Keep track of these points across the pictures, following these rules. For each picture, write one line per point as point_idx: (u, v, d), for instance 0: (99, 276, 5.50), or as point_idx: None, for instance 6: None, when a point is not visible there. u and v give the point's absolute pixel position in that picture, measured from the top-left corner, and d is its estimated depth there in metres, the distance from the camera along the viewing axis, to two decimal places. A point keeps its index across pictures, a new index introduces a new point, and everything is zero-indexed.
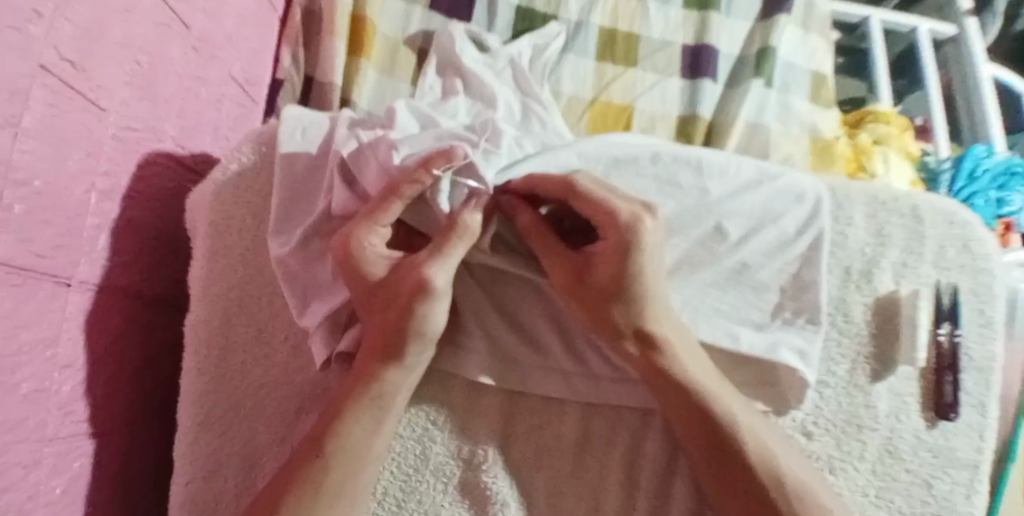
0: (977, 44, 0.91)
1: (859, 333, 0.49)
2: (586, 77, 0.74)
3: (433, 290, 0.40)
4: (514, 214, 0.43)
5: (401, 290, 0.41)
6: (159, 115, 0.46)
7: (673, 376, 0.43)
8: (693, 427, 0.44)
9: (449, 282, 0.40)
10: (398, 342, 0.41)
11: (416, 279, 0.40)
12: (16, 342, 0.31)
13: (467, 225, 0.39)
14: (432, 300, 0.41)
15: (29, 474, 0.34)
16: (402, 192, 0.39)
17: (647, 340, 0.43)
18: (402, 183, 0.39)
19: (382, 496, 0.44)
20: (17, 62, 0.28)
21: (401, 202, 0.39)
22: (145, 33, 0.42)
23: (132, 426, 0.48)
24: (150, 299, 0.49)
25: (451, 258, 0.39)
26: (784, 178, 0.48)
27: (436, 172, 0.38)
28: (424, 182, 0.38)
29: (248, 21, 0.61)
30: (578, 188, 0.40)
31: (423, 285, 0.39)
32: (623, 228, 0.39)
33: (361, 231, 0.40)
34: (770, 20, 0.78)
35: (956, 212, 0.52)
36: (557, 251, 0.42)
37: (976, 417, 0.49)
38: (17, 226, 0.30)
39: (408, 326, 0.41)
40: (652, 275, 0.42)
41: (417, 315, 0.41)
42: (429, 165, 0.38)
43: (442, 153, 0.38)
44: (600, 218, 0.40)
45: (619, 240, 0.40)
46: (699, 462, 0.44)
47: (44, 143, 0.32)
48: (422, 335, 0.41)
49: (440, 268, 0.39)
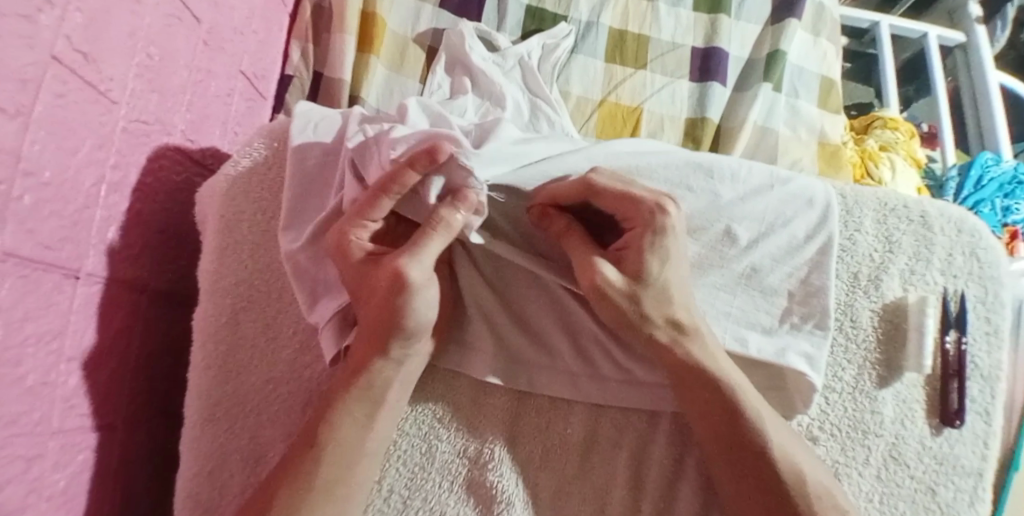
0: (986, 52, 0.90)
1: (867, 339, 0.49)
2: (596, 77, 0.74)
3: (409, 284, 0.40)
4: (547, 219, 0.43)
5: (379, 285, 0.40)
6: (168, 108, 0.45)
7: (694, 374, 0.43)
8: (709, 428, 0.44)
9: (426, 275, 0.40)
10: (385, 336, 0.41)
11: (392, 274, 0.39)
12: (21, 334, 0.31)
13: (444, 220, 0.39)
14: (409, 294, 0.40)
15: (30, 468, 0.34)
16: (389, 190, 0.39)
17: (674, 330, 0.43)
18: (389, 182, 0.38)
19: (387, 494, 0.44)
20: (23, 50, 0.28)
21: (390, 200, 0.39)
22: (154, 24, 0.42)
23: (135, 419, 0.47)
24: (157, 292, 0.49)
25: (429, 252, 0.40)
26: (795, 182, 0.48)
27: (421, 171, 0.38)
28: (410, 180, 0.38)
29: (259, 15, 0.61)
30: (604, 185, 0.41)
31: (399, 280, 0.39)
32: (646, 215, 0.40)
33: (352, 226, 0.41)
34: (781, 23, 0.78)
35: (965, 220, 0.52)
36: (584, 250, 0.42)
37: (981, 425, 0.49)
38: (24, 218, 0.30)
39: (391, 320, 0.41)
40: (673, 265, 0.42)
41: (399, 309, 0.41)
42: (414, 165, 0.37)
43: (426, 151, 0.37)
44: (622, 210, 0.41)
45: (645, 225, 0.41)
46: (721, 464, 0.44)
47: (52, 134, 0.32)
48: (404, 330, 0.41)
49: (414, 261, 0.39)
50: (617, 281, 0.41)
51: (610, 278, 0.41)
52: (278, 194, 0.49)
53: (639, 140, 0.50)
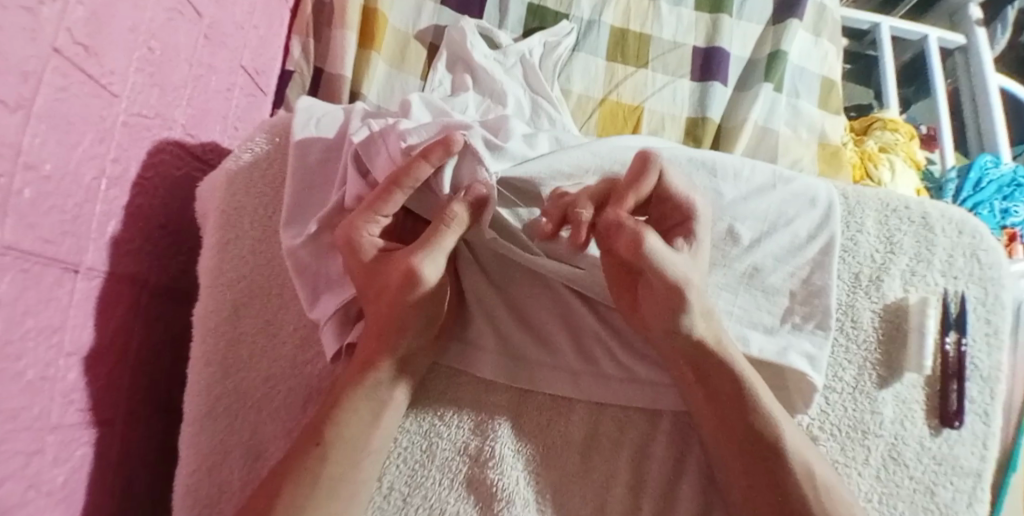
0: (986, 54, 0.91)
1: (868, 339, 0.49)
2: (597, 76, 0.74)
3: (422, 282, 0.40)
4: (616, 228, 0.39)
5: (391, 282, 0.40)
6: (169, 103, 0.45)
7: (701, 371, 0.44)
8: (714, 423, 0.44)
9: (437, 273, 0.41)
10: (393, 332, 0.42)
11: (404, 270, 0.40)
12: (22, 328, 0.31)
13: (457, 214, 0.39)
14: (419, 290, 0.41)
15: (29, 463, 0.33)
16: (402, 183, 0.39)
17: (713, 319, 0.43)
18: (402, 175, 0.38)
19: (387, 492, 0.43)
20: (25, 43, 0.28)
21: (402, 194, 0.39)
22: (155, 18, 0.41)
23: (134, 415, 0.47)
24: (157, 287, 0.49)
25: (441, 247, 0.40)
26: (798, 182, 0.48)
27: (435, 163, 0.38)
28: (423, 172, 0.38)
29: (260, 10, 0.60)
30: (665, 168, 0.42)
31: (411, 276, 0.40)
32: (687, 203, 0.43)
33: (362, 220, 0.41)
34: (782, 24, 0.78)
35: (967, 221, 0.52)
36: (665, 253, 0.39)
37: (980, 426, 0.49)
38: (24, 211, 0.30)
39: (399, 315, 0.41)
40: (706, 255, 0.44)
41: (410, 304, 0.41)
42: (428, 156, 0.38)
43: (440, 142, 0.38)
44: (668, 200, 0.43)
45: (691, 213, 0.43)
46: (729, 461, 0.44)
47: (52, 127, 0.32)
48: (413, 326, 0.42)
49: (428, 258, 0.40)
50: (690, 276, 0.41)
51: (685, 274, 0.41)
52: (279, 190, 0.48)
53: (636, 139, 0.49)
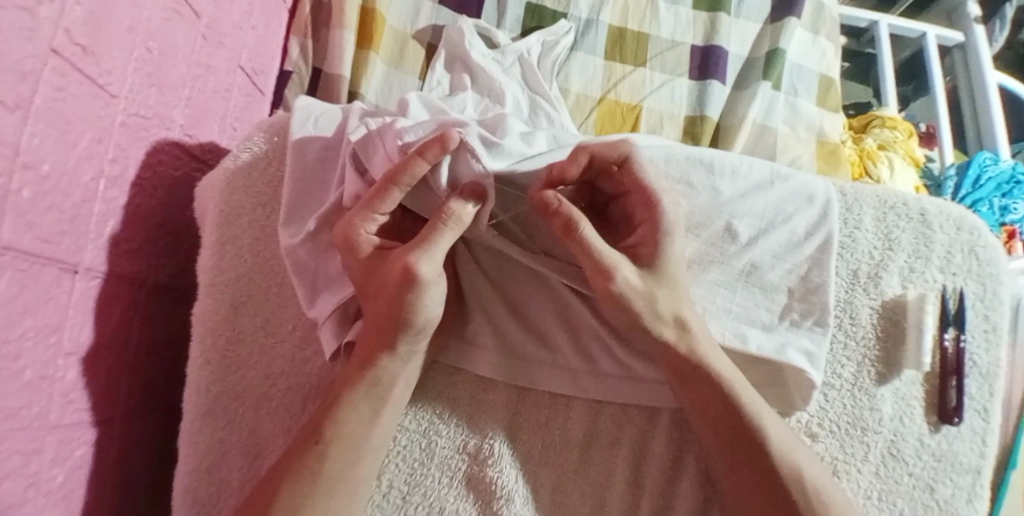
0: (984, 51, 0.91)
1: (867, 336, 0.49)
2: (596, 75, 0.74)
3: (420, 280, 0.40)
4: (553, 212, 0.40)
5: (389, 279, 0.40)
6: (167, 103, 0.45)
7: (698, 368, 0.43)
8: (711, 421, 0.44)
9: (436, 272, 0.41)
10: (392, 331, 0.42)
11: (402, 268, 0.40)
12: (20, 327, 0.31)
13: (453, 213, 0.39)
14: (417, 289, 0.40)
15: (29, 462, 0.34)
16: (398, 181, 0.39)
17: (679, 328, 0.44)
18: (399, 173, 0.38)
19: (387, 490, 0.44)
20: (23, 43, 0.28)
21: (399, 191, 0.39)
22: (153, 18, 0.41)
23: (133, 414, 0.47)
24: (156, 287, 0.49)
25: (439, 246, 0.40)
26: (796, 178, 0.48)
27: (431, 160, 0.38)
28: (420, 170, 0.38)
29: (258, 11, 0.60)
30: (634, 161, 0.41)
31: (408, 274, 0.40)
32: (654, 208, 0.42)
33: (360, 219, 0.41)
34: (780, 22, 0.78)
35: (966, 218, 0.52)
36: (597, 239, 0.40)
37: (979, 422, 0.49)
38: (23, 210, 0.30)
39: (397, 314, 0.41)
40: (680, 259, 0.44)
41: (408, 304, 0.41)
42: (424, 153, 0.38)
43: (435, 139, 0.38)
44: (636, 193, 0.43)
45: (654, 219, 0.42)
46: (727, 457, 0.44)
47: (52, 127, 0.32)
48: (411, 325, 0.42)
49: (426, 257, 0.40)
50: (620, 266, 0.41)
51: (625, 275, 0.42)
52: (277, 189, 0.48)
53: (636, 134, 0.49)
